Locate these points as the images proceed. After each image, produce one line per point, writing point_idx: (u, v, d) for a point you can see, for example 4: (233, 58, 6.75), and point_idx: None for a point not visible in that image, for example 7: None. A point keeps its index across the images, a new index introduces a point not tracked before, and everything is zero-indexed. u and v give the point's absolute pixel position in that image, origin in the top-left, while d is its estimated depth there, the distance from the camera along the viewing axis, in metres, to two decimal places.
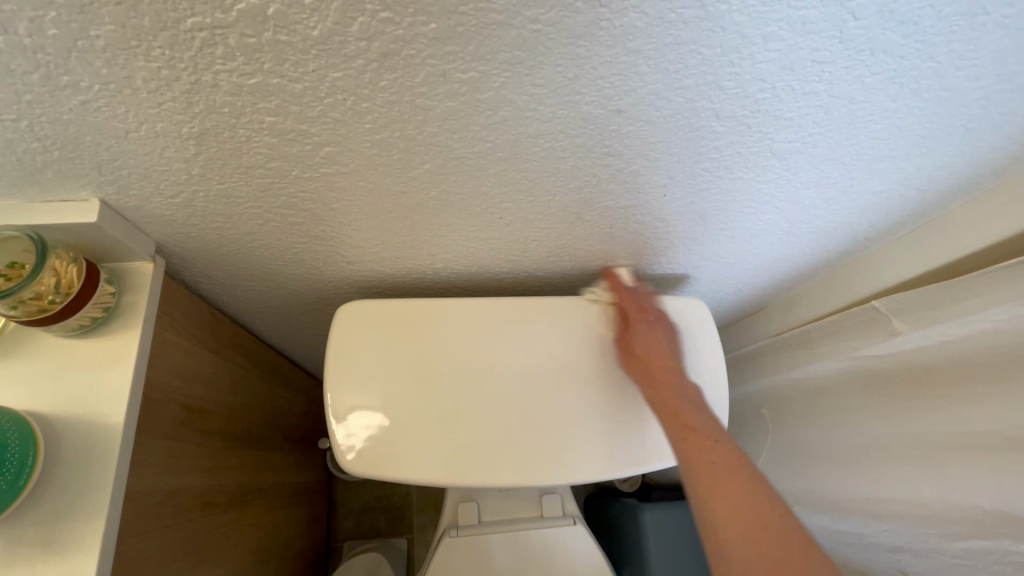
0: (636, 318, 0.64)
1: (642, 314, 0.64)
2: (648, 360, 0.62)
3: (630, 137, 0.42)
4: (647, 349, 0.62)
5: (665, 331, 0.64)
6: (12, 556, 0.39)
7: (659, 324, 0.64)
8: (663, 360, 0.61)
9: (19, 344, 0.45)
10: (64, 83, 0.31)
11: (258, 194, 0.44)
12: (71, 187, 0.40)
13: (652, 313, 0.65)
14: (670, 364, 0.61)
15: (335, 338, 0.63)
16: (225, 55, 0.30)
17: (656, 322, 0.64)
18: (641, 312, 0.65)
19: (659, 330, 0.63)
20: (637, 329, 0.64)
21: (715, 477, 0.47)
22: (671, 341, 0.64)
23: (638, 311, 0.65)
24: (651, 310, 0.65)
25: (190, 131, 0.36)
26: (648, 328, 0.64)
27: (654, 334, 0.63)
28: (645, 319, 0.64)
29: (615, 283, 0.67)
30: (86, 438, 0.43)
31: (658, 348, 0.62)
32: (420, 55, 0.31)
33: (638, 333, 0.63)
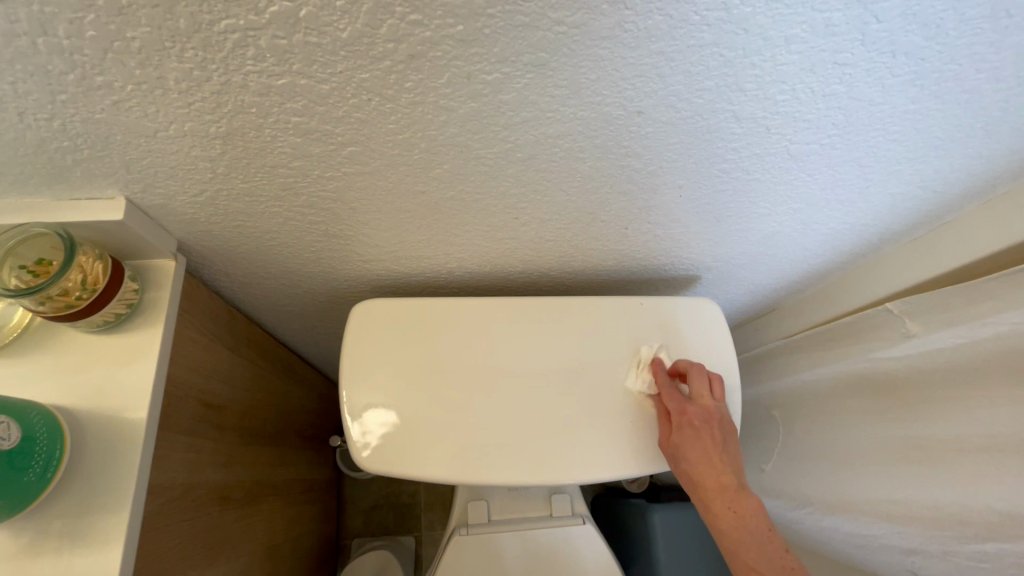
0: (675, 419, 0.62)
1: (685, 417, 0.61)
2: (704, 477, 0.58)
3: (649, 138, 0.42)
4: (698, 460, 0.58)
5: (724, 439, 0.60)
6: (41, 546, 0.40)
7: (707, 427, 0.60)
8: (722, 476, 0.57)
9: (44, 339, 0.46)
10: (99, 83, 0.31)
11: (280, 193, 0.45)
12: (99, 185, 0.41)
13: (693, 413, 0.60)
14: (733, 483, 0.57)
15: (351, 336, 0.63)
16: (256, 56, 0.31)
17: (701, 428, 0.60)
18: (681, 416, 0.61)
19: (708, 434, 0.59)
20: (683, 435, 0.60)
21: None
22: (725, 450, 0.59)
23: (676, 414, 0.61)
24: (696, 410, 0.60)
25: (217, 131, 0.36)
26: (695, 432, 0.60)
27: (700, 445, 0.59)
28: (690, 422, 0.60)
29: (663, 379, 0.64)
30: (111, 432, 0.44)
31: (712, 461, 0.58)
32: (446, 56, 0.32)
33: (686, 442, 0.60)
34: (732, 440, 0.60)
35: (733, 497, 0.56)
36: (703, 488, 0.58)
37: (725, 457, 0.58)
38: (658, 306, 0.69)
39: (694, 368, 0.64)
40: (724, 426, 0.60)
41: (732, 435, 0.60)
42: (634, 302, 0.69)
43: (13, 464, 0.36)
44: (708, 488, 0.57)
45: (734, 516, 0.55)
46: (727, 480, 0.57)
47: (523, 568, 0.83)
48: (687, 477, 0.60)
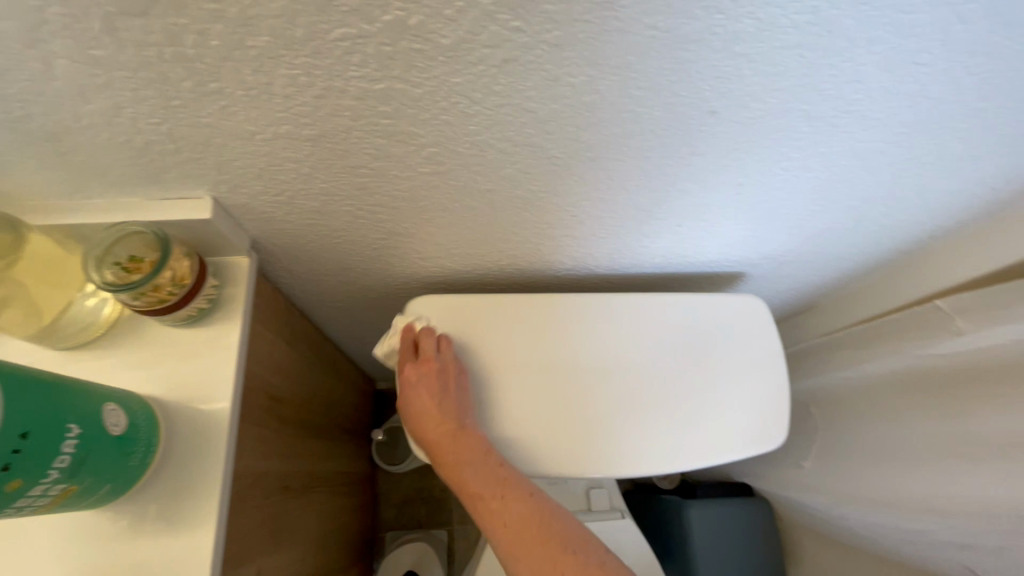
0: (408, 371, 0.63)
1: (421, 366, 0.61)
2: (439, 427, 0.60)
3: (718, 137, 0.43)
4: (424, 409, 0.61)
5: (456, 391, 0.62)
6: (139, 527, 0.43)
7: (436, 377, 0.61)
8: (444, 425, 0.60)
9: (131, 332, 0.48)
10: (211, 89, 0.33)
11: (356, 192, 0.46)
12: (190, 185, 0.43)
13: (430, 366, 0.61)
14: (450, 427, 0.60)
15: (405, 332, 0.65)
16: (360, 62, 0.32)
17: (427, 379, 0.61)
18: (417, 373, 0.61)
19: (428, 388, 0.60)
20: (415, 383, 0.61)
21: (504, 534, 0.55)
22: (440, 402, 0.60)
23: (418, 369, 0.62)
24: (427, 364, 0.61)
25: (310, 134, 0.38)
26: (425, 379, 0.60)
27: (425, 396, 0.61)
28: (423, 373, 0.61)
29: (405, 338, 0.64)
30: (197, 421, 0.46)
31: (429, 409, 0.60)
32: (539, 60, 0.33)
33: (415, 393, 0.62)
34: (460, 391, 0.62)
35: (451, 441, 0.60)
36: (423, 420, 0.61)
37: (447, 409, 0.61)
38: (704, 303, 0.69)
39: (428, 330, 0.64)
40: (459, 377, 0.62)
41: (459, 387, 0.62)
42: (679, 299, 0.69)
43: (122, 450, 0.38)
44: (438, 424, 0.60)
45: (456, 457, 0.59)
46: (445, 429, 0.60)
47: None
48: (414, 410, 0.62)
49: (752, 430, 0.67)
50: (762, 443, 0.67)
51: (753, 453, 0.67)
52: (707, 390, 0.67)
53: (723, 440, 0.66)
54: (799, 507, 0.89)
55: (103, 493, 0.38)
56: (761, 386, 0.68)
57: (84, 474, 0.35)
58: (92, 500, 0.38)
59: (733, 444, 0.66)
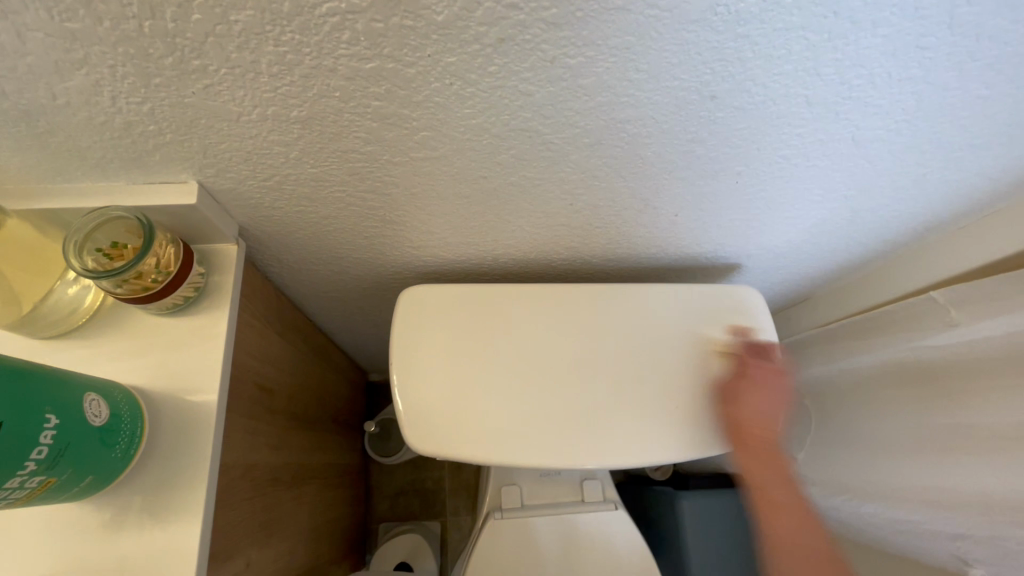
0: (744, 381, 0.64)
1: (756, 374, 0.64)
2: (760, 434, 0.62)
3: (717, 124, 0.42)
4: (750, 419, 0.62)
5: (784, 400, 0.62)
6: (124, 520, 0.41)
7: (773, 386, 0.63)
8: (766, 437, 0.62)
9: (115, 321, 0.47)
10: (194, 67, 0.32)
11: (346, 177, 0.45)
12: (174, 169, 0.42)
13: (761, 375, 0.64)
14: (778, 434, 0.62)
15: (400, 323, 0.64)
16: (349, 40, 0.31)
17: (764, 387, 0.63)
18: (760, 382, 0.63)
19: (767, 396, 0.62)
20: (745, 388, 0.63)
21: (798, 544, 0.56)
22: (776, 411, 0.62)
23: (761, 377, 0.63)
24: (761, 372, 0.64)
25: (298, 116, 0.37)
26: (763, 389, 0.63)
27: (767, 404, 0.62)
28: (760, 383, 0.63)
29: (739, 342, 0.67)
30: (184, 413, 0.45)
31: (767, 418, 0.62)
32: (535, 39, 0.32)
33: (748, 399, 0.63)
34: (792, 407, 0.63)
35: (773, 449, 0.62)
36: (744, 432, 0.62)
37: (776, 418, 0.62)
38: (701, 294, 0.69)
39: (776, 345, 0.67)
40: (774, 390, 0.63)
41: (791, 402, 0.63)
42: (677, 291, 0.69)
43: (103, 440, 0.37)
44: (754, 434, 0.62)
45: (760, 467, 0.61)
46: (767, 440, 0.62)
47: (559, 551, 0.84)
48: (735, 421, 0.63)
49: None
50: None
51: None
52: (704, 381, 0.67)
53: (717, 431, 0.66)
54: None
55: (84, 486, 0.37)
56: None
57: (63, 465, 0.34)
58: (72, 493, 0.37)
59: (728, 435, 0.66)
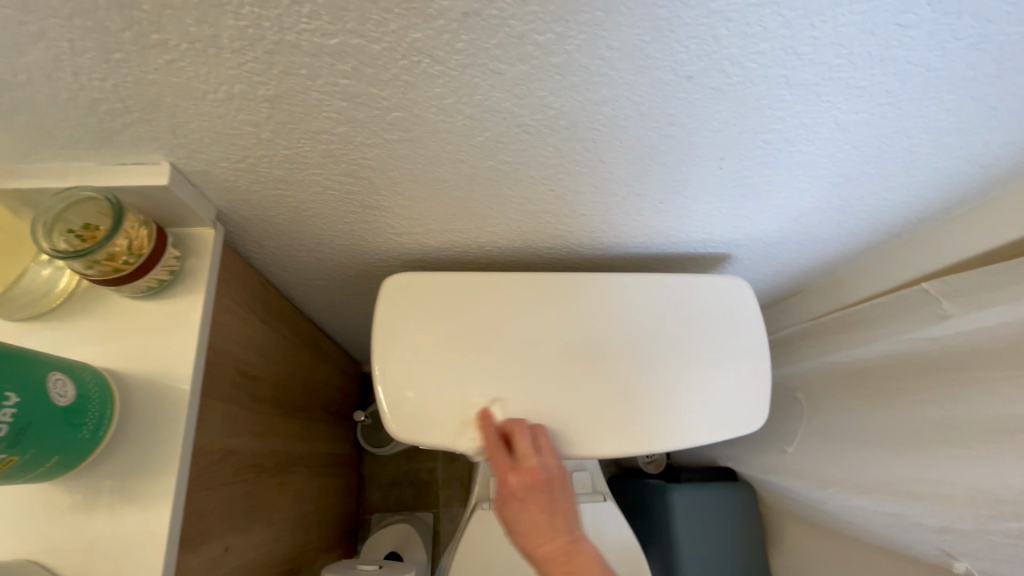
0: (511, 483, 0.58)
1: (507, 480, 0.58)
2: (541, 546, 0.55)
3: (695, 106, 0.41)
4: (528, 527, 0.57)
5: (558, 496, 0.59)
6: (94, 502, 0.41)
7: (533, 491, 0.58)
8: (552, 547, 0.55)
9: (88, 305, 0.46)
10: (154, 41, 0.31)
11: (321, 160, 0.45)
12: (145, 150, 0.41)
13: (529, 470, 0.58)
14: (561, 549, 0.55)
15: (383, 311, 0.64)
16: (311, 14, 0.30)
17: (528, 494, 0.58)
18: (521, 486, 0.58)
19: (529, 509, 0.57)
20: (528, 496, 0.58)
21: None
22: (550, 517, 0.57)
23: (519, 480, 0.58)
24: (518, 470, 0.58)
25: (266, 94, 0.36)
26: (524, 500, 0.58)
27: (538, 511, 0.57)
28: (524, 485, 0.58)
29: (489, 432, 0.61)
30: (157, 396, 0.45)
31: (535, 531, 0.56)
32: (501, 14, 0.31)
33: (523, 510, 0.58)
34: (563, 500, 0.59)
35: (565, 569, 0.53)
36: (536, 555, 0.55)
37: (541, 526, 0.56)
38: (689, 285, 0.68)
39: (518, 423, 0.60)
40: (562, 488, 0.59)
41: (557, 494, 0.59)
42: (664, 280, 0.68)
43: (69, 421, 0.37)
44: (547, 559, 0.55)
45: None
46: (555, 548, 0.55)
47: None
48: (525, 545, 0.57)
49: (734, 412, 0.66)
50: (745, 425, 0.67)
51: (733, 436, 0.67)
52: (690, 372, 0.66)
53: (703, 423, 0.66)
54: (780, 492, 0.89)
55: (52, 466, 0.37)
56: (744, 368, 0.68)
57: (26, 443, 0.34)
58: (39, 474, 0.36)
59: (712, 426, 0.66)
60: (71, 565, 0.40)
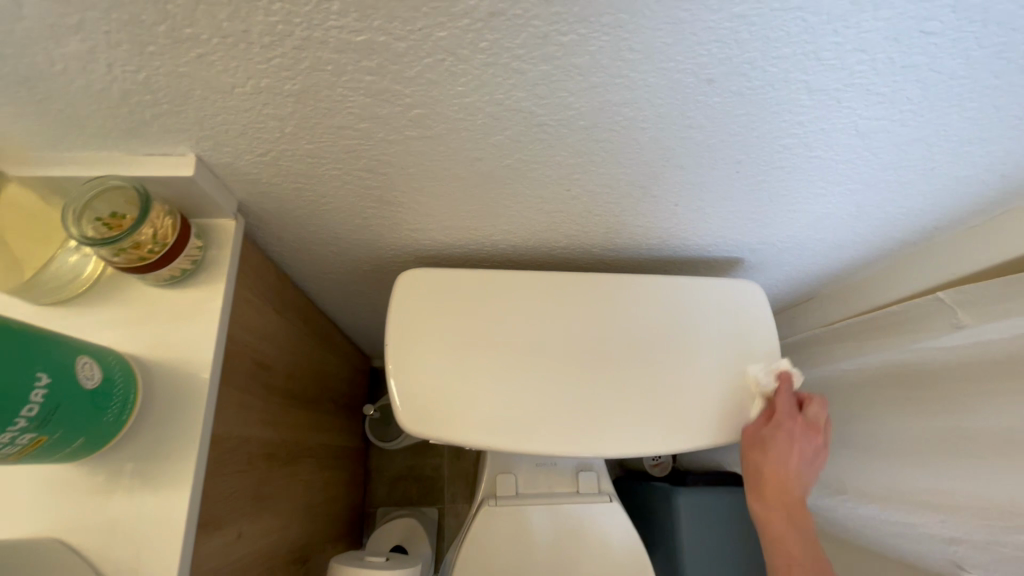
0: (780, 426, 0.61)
1: (790, 422, 0.61)
2: (774, 479, 0.59)
3: (715, 109, 0.41)
4: (779, 468, 0.59)
5: (817, 450, 0.61)
6: (113, 484, 0.42)
7: (806, 436, 0.60)
8: (794, 492, 0.59)
9: (112, 291, 0.47)
10: (186, 35, 0.32)
11: (342, 155, 0.45)
12: (172, 141, 0.42)
13: (806, 434, 0.61)
14: (800, 495, 0.59)
15: (397, 306, 0.64)
16: (339, 11, 0.31)
17: (800, 437, 0.60)
18: (796, 429, 0.60)
19: (800, 450, 0.60)
20: (775, 439, 0.60)
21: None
22: (807, 464, 0.60)
23: (795, 424, 0.61)
24: (799, 422, 0.61)
25: (292, 89, 0.37)
26: (793, 440, 0.60)
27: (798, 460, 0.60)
28: (802, 429, 0.61)
29: (784, 391, 0.64)
30: (176, 383, 0.46)
31: (790, 471, 0.59)
32: (525, 15, 0.32)
33: (774, 445, 0.60)
34: (825, 453, 0.61)
35: (796, 512, 0.58)
36: (767, 484, 0.59)
37: (803, 470, 0.60)
38: (701, 288, 0.69)
39: (820, 399, 0.63)
40: (823, 441, 0.61)
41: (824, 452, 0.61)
42: (675, 283, 0.68)
43: (96, 403, 0.38)
44: (771, 490, 0.59)
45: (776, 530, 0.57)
46: (800, 493, 0.59)
47: (551, 540, 0.85)
48: (756, 473, 0.60)
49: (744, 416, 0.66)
50: None
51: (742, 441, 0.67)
52: (701, 374, 0.66)
53: (713, 427, 0.65)
54: None
55: (78, 445, 0.38)
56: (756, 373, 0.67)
57: (53, 424, 0.35)
58: (65, 453, 0.38)
59: (722, 430, 0.65)
60: (90, 545, 0.41)
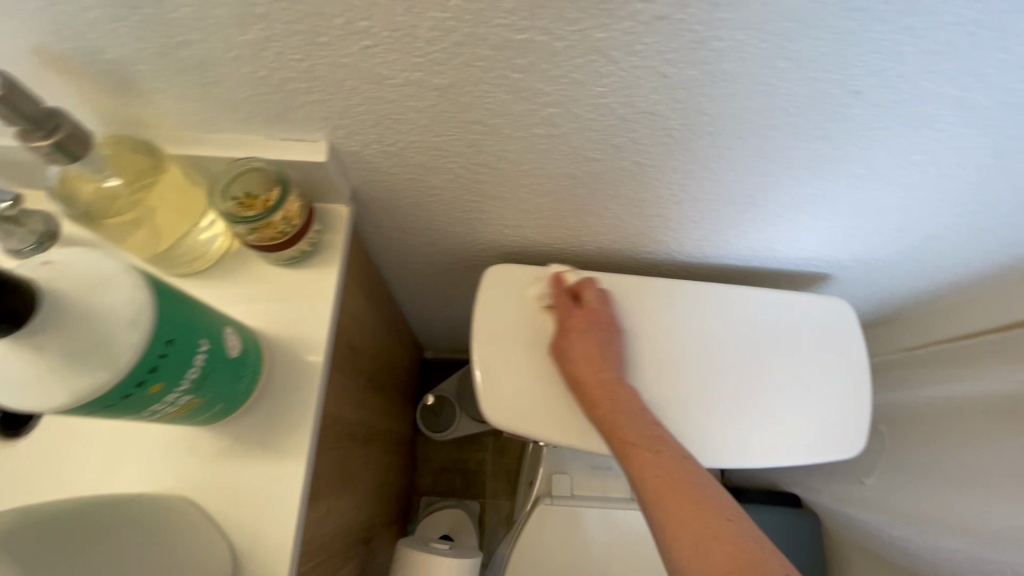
0: (572, 318, 0.60)
1: (573, 320, 0.60)
2: (585, 374, 0.57)
3: (850, 121, 0.41)
4: (579, 357, 0.58)
5: (615, 341, 0.61)
6: (236, 450, 0.45)
7: (594, 329, 0.60)
8: (604, 372, 0.57)
9: (237, 267, 0.50)
10: (359, 28, 0.34)
11: (464, 149, 0.47)
12: (311, 128, 0.44)
13: (608, 324, 0.61)
14: (609, 376, 0.57)
15: (484, 297, 0.64)
16: (510, 10, 0.32)
17: (589, 330, 0.59)
18: (579, 321, 0.60)
19: (587, 338, 0.58)
20: (578, 337, 0.59)
21: (682, 516, 0.44)
22: (602, 351, 0.59)
23: (580, 317, 0.60)
24: (580, 317, 0.60)
25: (439, 83, 0.38)
26: (584, 333, 0.59)
27: (586, 343, 0.58)
28: (592, 321, 0.60)
29: (558, 291, 0.63)
30: (293, 359, 0.48)
31: (597, 360, 0.58)
32: (690, 19, 0.32)
33: (571, 342, 0.59)
34: (614, 344, 0.60)
35: (610, 390, 0.56)
36: (586, 382, 0.57)
37: (608, 359, 0.59)
38: (791, 302, 0.67)
39: (590, 282, 0.63)
40: (614, 330, 0.61)
41: (614, 342, 0.61)
42: (760, 295, 0.67)
43: (238, 372, 0.41)
44: (590, 385, 0.57)
45: (608, 406, 0.55)
46: (602, 376, 0.57)
47: (607, 544, 0.85)
48: (571, 374, 0.58)
49: (820, 435, 0.65)
50: (835, 451, 0.65)
51: (821, 461, 0.66)
52: (781, 389, 0.65)
53: (795, 443, 0.65)
54: (853, 524, 0.85)
55: (216, 411, 0.41)
56: (839, 392, 0.66)
57: (205, 388, 0.37)
58: (205, 417, 0.40)
59: (803, 448, 0.65)
60: (215, 504, 0.44)
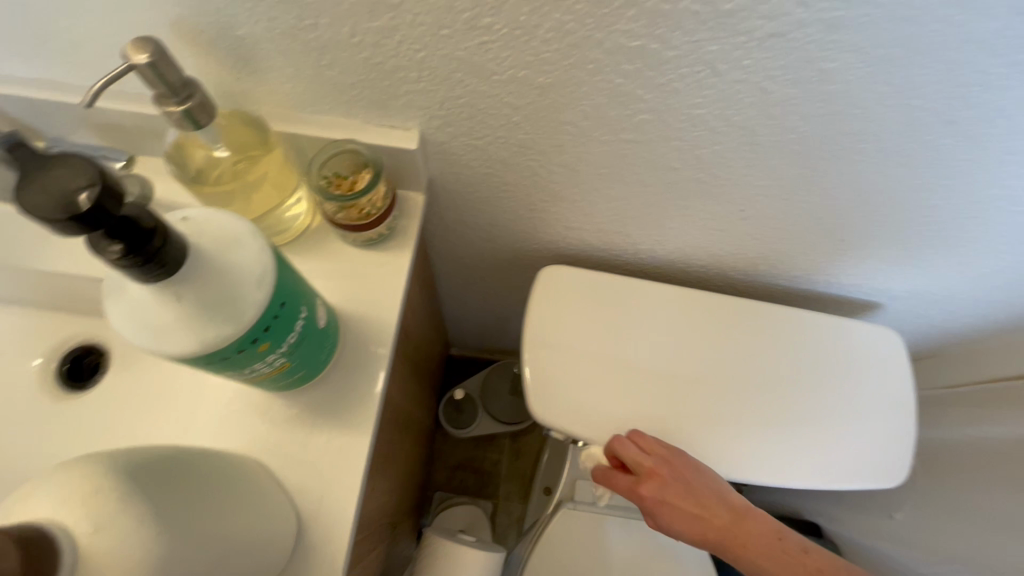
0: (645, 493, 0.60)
1: (647, 492, 0.60)
2: (706, 531, 0.60)
3: (938, 152, 0.42)
4: (690, 522, 0.60)
5: (693, 474, 0.61)
6: (304, 419, 0.46)
7: (671, 489, 0.60)
8: (715, 520, 0.60)
9: (316, 244, 0.52)
10: (482, 24, 0.35)
11: (548, 148, 0.48)
12: (407, 115, 0.46)
13: (679, 465, 0.60)
14: (725, 516, 0.60)
15: (539, 298, 0.65)
16: (632, 17, 0.34)
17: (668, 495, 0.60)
18: (655, 495, 0.60)
19: (681, 502, 0.60)
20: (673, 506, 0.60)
21: None
22: (700, 498, 0.60)
23: (651, 487, 0.59)
24: (651, 487, 0.60)
25: (542, 82, 0.40)
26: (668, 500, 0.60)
27: (682, 501, 0.60)
28: (661, 486, 0.59)
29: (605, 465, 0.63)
30: (363, 337, 0.49)
31: (707, 513, 0.60)
32: (804, 39, 0.34)
33: (673, 512, 0.60)
34: (701, 478, 0.61)
35: (736, 525, 0.60)
36: (710, 538, 0.60)
37: (708, 499, 0.60)
38: (842, 329, 0.67)
39: (619, 440, 0.61)
40: (685, 463, 0.61)
41: (698, 473, 0.61)
42: (813, 319, 0.67)
43: (321, 343, 0.42)
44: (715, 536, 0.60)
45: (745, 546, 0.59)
46: (720, 518, 0.60)
47: (626, 554, 0.84)
48: (695, 535, 0.61)
49: (857, 462, 0.66)
50: (871, 479, 0.66)
51: (856, 488, 0.66)
52: (825, 413, 0.66)
53: (832, 467, 0.66)
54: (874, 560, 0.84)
55: (297, 378, 0.42)
56: (882, 422, 0.67)
57: (296, 354, 0.39)
58: (286, 382, 0.42)
59: (840, 473, 0.66)
60: (281, 470, 0.45)
